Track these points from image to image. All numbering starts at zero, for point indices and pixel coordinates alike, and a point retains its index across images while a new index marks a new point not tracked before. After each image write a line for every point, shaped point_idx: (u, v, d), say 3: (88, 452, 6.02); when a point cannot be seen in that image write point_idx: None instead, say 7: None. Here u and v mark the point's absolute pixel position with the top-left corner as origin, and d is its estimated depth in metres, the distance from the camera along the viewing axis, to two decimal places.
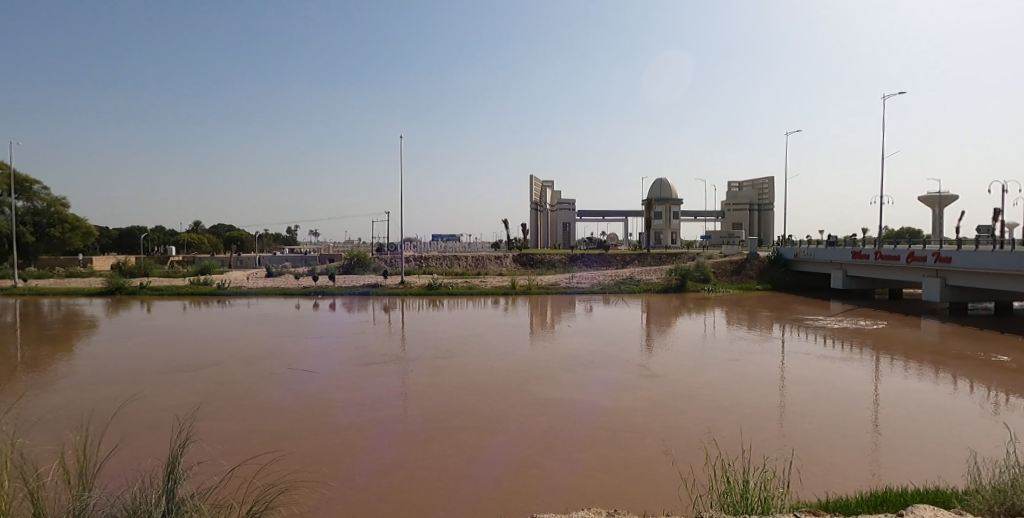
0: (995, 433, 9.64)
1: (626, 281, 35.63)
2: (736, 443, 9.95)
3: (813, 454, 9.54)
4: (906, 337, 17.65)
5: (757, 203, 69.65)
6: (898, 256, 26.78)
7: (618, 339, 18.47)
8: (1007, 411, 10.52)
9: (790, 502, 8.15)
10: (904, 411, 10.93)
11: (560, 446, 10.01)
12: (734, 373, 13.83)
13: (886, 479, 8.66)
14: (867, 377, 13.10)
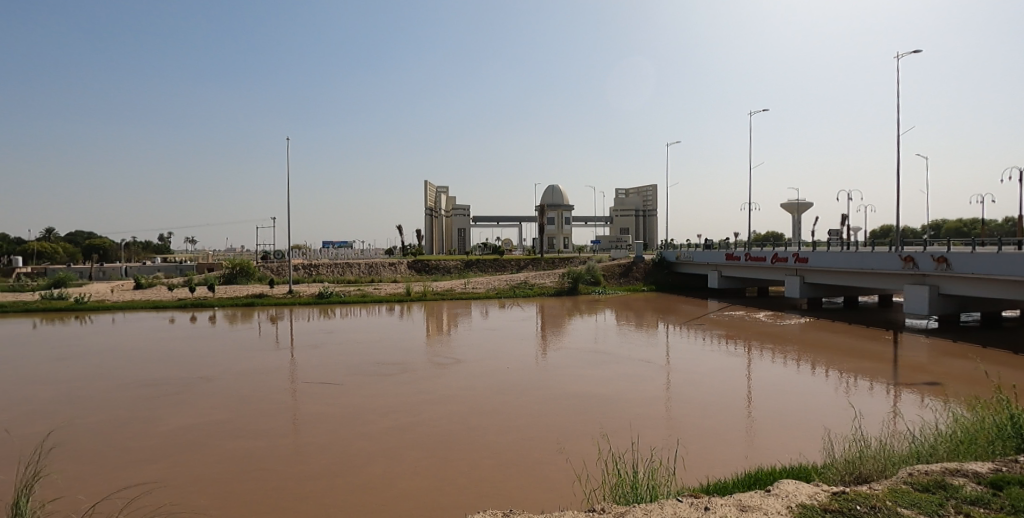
0: (846, 408, 10.88)
1: (520, 285, 36.38)
2: (625, 436, 10.43)
3: (694, 441, 10.19)
4: (771, 330, 19.41)
5: (643, 209, 74.04)
6: (764, 257, 29.42)
7: (510, 343, 18.64)
8: (854, 390, 11.85)
9: (675, 488, 8.69)
10: (772, 396, 11.93)
11: (463, 450, 10.03)
12: (622, 371, 14.48)
13: (757, 459, 9.44)
14: (740, 367, 14.21)
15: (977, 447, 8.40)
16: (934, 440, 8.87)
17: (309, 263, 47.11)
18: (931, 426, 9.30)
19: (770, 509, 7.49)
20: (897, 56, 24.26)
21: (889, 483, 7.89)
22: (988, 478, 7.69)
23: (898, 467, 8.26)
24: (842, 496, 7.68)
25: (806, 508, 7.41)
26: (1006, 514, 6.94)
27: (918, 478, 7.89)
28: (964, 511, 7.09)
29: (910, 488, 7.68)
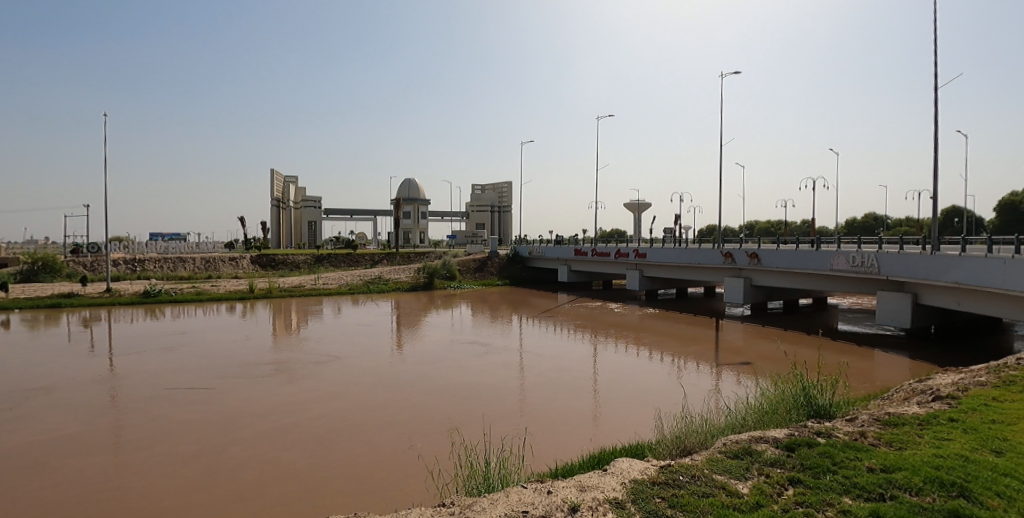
0: (677, 389, 11.99)
1: (374, 280, 35.74)
2: (477, 428, 10.57)
3: (543, 428, 10.62)
4: (614, 320, 20.91)
5: (498, 205, 77.32)
6: (609, 252, 31.87)
7: (364, 341, 18.15)
8: (681, 372, 13.10)
9: (525, 475, 8.96)
10: (613, 382, 12.79)
11: (315, 456, 9.52)
12: (475, 364, 14.68)
13: (600, 441, 10.06)
14: (587, 356, 15.07)
15: (777, 416, 9.66)
16: (744, 413, 10.07)
17: (132, 255, 42.05)
18: (744, 401, 10.54)
19: (606, 486, 7.98)
20: (722, 75, 28.63)
21: (707, 454, 8.78)
22: (784, 442, 8.86)
23: (714, 438, 9.25)
24: (668, 468, 8.41)
25: (637, 483, 8.00)
26: (797, 472, 8.05)
27: (730, 446, 8.88)
28: (765, 473, 8.10)
29: (724, 456, 8.61)
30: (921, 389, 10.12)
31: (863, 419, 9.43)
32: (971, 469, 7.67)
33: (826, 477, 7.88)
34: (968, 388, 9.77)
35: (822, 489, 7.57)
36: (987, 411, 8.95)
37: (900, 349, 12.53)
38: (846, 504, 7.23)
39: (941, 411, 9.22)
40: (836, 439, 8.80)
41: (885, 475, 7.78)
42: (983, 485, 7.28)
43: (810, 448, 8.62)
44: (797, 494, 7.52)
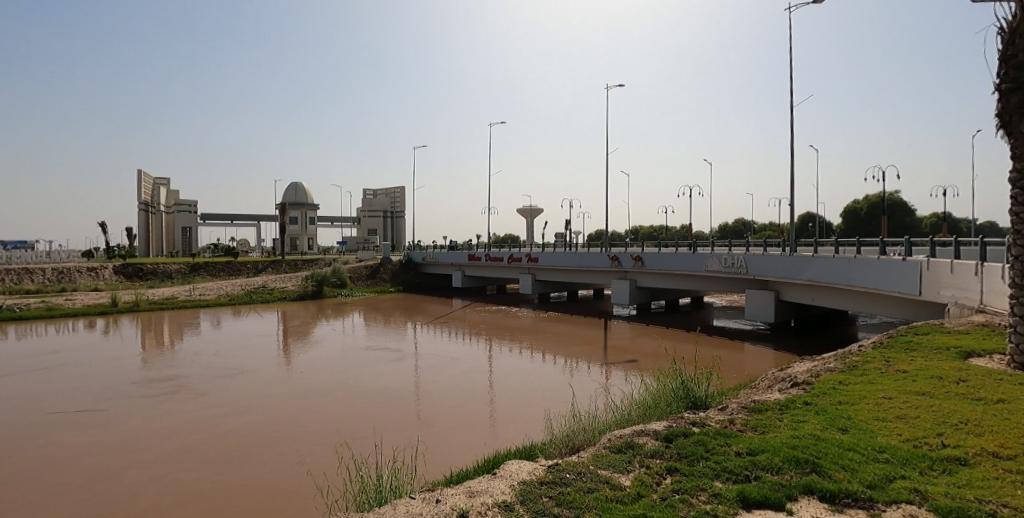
0: (567, 388, 12.45)
1: (258, 289, 34.29)
2: (370, 443, 10.35)
3: (438, 438, 10.60)
4: (510, 324, 21.47)
5: (390, 211, 78.37)
6: (502, 258, 34.13)
7: (249, 358, 17.26)
8: (573, 372, 13.65)
9: (419, 485, 8.87)
10: (508, 386, 13.05)
11: (193, 484, 8.87)
12: (369, 376, 14.43)
13: (495, 445, 10.20)
14: (484, 361, 15.28)
15: (658, 409, 10.28)
16: (630, 409, 10.60)
17: None
18: (630, 397, 11.10)
19: (495, 490, 8.06)
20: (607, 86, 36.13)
21: (593, 450, 9.13)
22: (664, 433, 9.41)
23: (600, 435, 9.65)
24: (555, 467, 8.66)
25: (526, 484, 8.16)
26: (674, 461, 8.57)
27: (614, 442, 9.30)
28: (646, 465, 8.55)
29: (608, 451, 9.00)
30: (782, 377, 11.14)
31: (733, 407, 10.22)
32: (821, 447, 8.56)
33: (699, 464, 8.47)
34: (820, 374, 10.91)
35: (696, 475, 8.13)
36: (835, 393, 10.04)
37: (765, 341, 13.78)
38: (716, 487, 7.81)
39: (798, 396, 10.23)
40: (709, 427, 9.47)
41: (750, 458, 8.50)
42: (831, 460, 8.16)
43: (686, 438, 9.21)
44: (674, 481, 8.01)
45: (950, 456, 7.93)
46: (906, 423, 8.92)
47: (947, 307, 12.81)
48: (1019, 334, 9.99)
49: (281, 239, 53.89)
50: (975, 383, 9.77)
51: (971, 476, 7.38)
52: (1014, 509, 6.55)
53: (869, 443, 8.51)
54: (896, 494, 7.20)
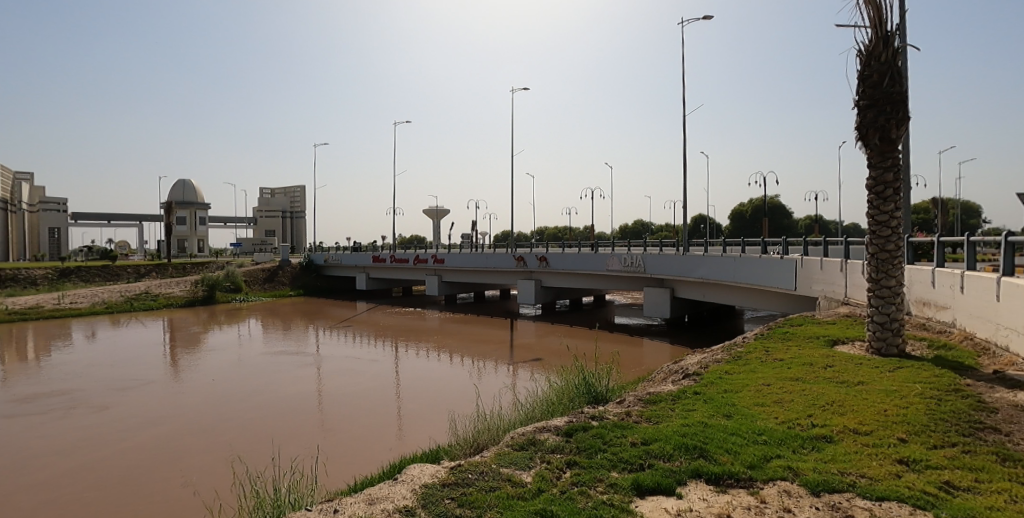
0: (474, 389, 12.56)
1: (140, 295, 31.92)
2: (267, 457, 9.88)
3: (342, 447, 10.31)
4: (418, 327, 21.43)
5: (289, 211, 76.74)
6: (407, 260, 35.44)
7: (135, 370, 16.00)
8: (480, 372, 13.79)
9: (320, 496, 8.56)
10: (415, 390, 12.95)
11: (58, 511, 8.04)
12: (269, 389, 13.81)
13: (401, 450, 10.06)
14: (391, 366, 15.06)
15: (560, 405, 10.59)
16: (533, 408, 10.87)
17: None
18: (533, 396, 11.37)
19: (396, 496, 7.94)
20: (513, 87, 40.87)
21: (496, 449, 9.25)
22: (564, 429, 9.70)
23: (503, 433, 9.81)
24: (458, 468, 8.68)
25: (428, 487, 8.10)
26: (573, 455, 8.85)
27: (516, 440, 9.47)
28: (547, 460, 8.78)
29: (510, 449, 9.15)
30: (675, 369, 11.82)
31: (630, 400, 10.71)
32: (708, 433, 9.18)
33: (597, 456, 8.80)
34: (708, 366, 11.67)
35: (594, 467, 8.45)
36: (721, 382, 10.80)
37: (662, 336, 14.57)
38: (612, 477, 8.15)
39: (688, 386, 10.91)
40: (607, 420, 9.87)
41: (644, 447, 8.95)
42: (716, 444, 8.76)
43: (585, 431, 9.55)
44: (573, 475, 8.27)
45: (819, 435, 8.75)
46: (782, 406, 9.76)
47: (818, 301, 14.19)
48: (875, 324, 11.24)
49: (167, 241, 50.05)
50: (840, 367, 10.87)
51: (836, 451, 8.19)
52: (870, 479, 7.32)
53: (750, 427, 9.24)
54: (773, 473, 7.84)
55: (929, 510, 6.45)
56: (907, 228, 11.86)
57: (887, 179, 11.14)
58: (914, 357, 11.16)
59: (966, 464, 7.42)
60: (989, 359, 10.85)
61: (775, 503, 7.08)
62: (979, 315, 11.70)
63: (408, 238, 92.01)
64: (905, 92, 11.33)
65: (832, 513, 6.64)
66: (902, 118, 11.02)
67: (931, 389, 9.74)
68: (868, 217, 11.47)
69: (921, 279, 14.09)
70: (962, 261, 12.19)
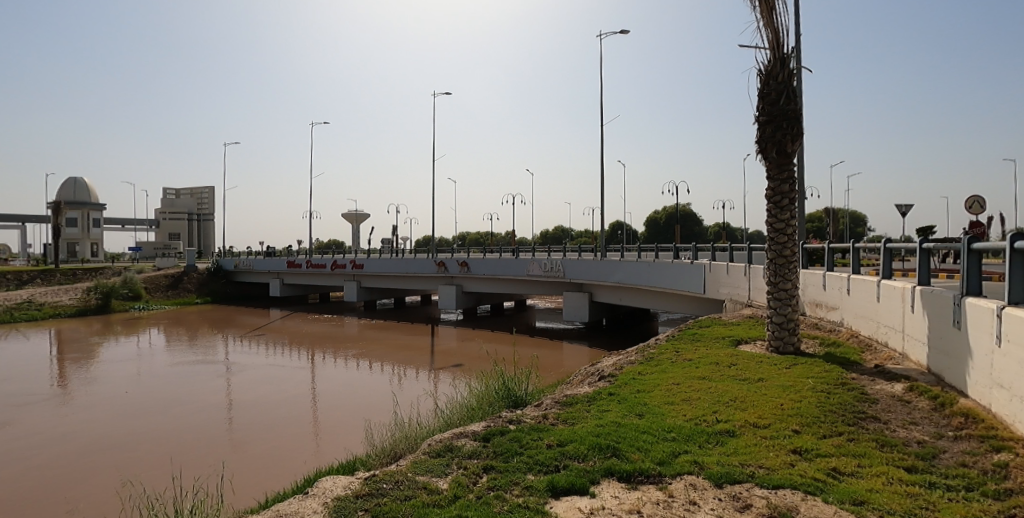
0: (392, 399, 12.43)
1: (23, 304, 29.14)
2: (169, 477, 9.29)
3: (252, 462, 9.88)
4: (336, 338, 20.97)
5: (196, 213, 73.46)
6: (324, 265, 37.12)
7: (16, 387, 14.56)
8: (400, 382, 13.68)
9: (225, 513, 8.14)
10: (332, 404, 12.65)
11: None
12: (173, 405, 13.02)
13: (315, 463, 9.75)
14: (308, 380, 14.62)
15: (479, 410, 10.67)
16: (452, 415, 10.88)
17: None
18: (453, 404, 11.39)
19: (306, 510, 7.69)
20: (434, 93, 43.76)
21: (412, 457, 9.17)
22: (481, 434, 9.77)
23: (421, 441, 9.75)
24: (372, 479, 8.53)
25: (340, 499, 7.90)
26: (489, 459, 8.93)
27: (433, 446, 9.43)
28: (463, 466, 8.79)
29: (427, 456, 9.10)
30: (591, 371, 12.18)
31: (548, 403, 10.94)
32: (621, 432, 9.52)
33: (513, 459, 8.91)
34: (623, 367, 12.12)
35: (510, 471, 8.53)
36: (634, 382, 11.25)
37: (581, 341, 14.96)
38: (528, 480, 8.27)
39: (603, 388, 11.27)
40: (524, 423, 10.02)
41: (560, 448, 9.15)
42: (628, 443, 9.09)
43: (502, 435, 9.66)
44: (489, 479, 8.32)
45: (722, 430, 9.27)
46: (689, 404, 10.28)
47: (724, 303, 15.11)
48: (773, 323, 12.07)
49: (54, 243, 45.85)
50: (742, 365, 11.59)
51: (737, 444, 8.71)
52: (767, 469, 7.81)
53: (660, 425, 9.66)
54: (680, 468, 8.21)
55: (818, 495, 6.95)
56: (801, 236, 12.85)
57: (783, 190, 12.01)
58: (807, 354, 12.08)
59: (850, 451, 8.07)
60: (871, 354, 11.93)
61: (681, 496, 7.39)
62: (863, 314, 12.85)
63: (324, 244, 90.23)
64: (799, 111, 12.28)
65: (732, 503, 6.99)
66: (796, 134, 11.92)
67: (821, 383, 10.59)
68: (767, 225, 12.29)
69: (815, 283, 15.31)
70: (849, 265, 13.35)
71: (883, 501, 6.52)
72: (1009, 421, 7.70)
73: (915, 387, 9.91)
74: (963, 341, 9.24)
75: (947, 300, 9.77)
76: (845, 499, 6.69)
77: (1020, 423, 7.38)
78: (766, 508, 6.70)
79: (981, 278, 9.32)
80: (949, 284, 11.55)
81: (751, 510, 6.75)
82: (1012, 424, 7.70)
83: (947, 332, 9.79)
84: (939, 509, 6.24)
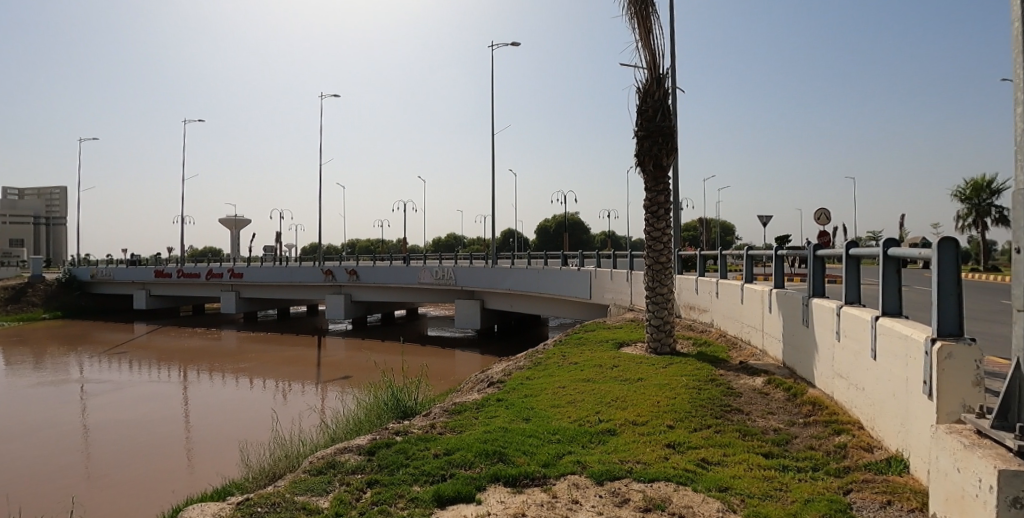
0: (273, 422, 11.82)
1: None
2: None
3: (108, 495, 8.94)
4: (215, 356, 19.63)
5: (45, 216, 66.42)
6: (200, 274, 36.14)
7: None
8: (283, 404, 13.06)
9: None
10: (206, 428, 11.79)
11: None
12: (13, 435, 11.51)
13: (183, 492, 9.02)
14: (180, 404, 13.52)
15: (367, 424, 10.44)
16: (338, 431, 10.57)
17: None
18: (339, 419, 11.07)
19: None
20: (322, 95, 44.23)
21: (291, 477, 8.76)
22: (366, 447, 9.55)
23: (302, 458, 9.37)
24: (246, 503, 8.02)
25: None
26: (374, 473, 8.68)
27: (315, 464, 9.06)
28: (346, 482, 8.47)
29: (307, 475, 8.71)
30: (481, 378, 12.34)
31: (436, 412, 10.93)
32: (507, 437, 9.69)
33: (398, 471, 8.72)
34: (511, 372, 12.39)
35: (394, 483, 8.31)
36: (522, 387, 11.54)
37: (473, 348, 15.56)
38: (413, 492, 8.07)
39: (492, 394, 11.47)
40: (411, 434, 9.93)
41: (446, 457, 9.12)
42: (514, 448, 9.24)
43: (388, 448, 9.49)
44: (373, 494, 8.04)
45: (604, 429, 9.69)
46: (574, 406, 10.70)
47: (609, 307, 15.98)
48: (652, 326, 12.86)
49: None
50: (624, 366, 12.26)
51: (617, 441, 9.10)
52: (644, 464, 8.04)
53: (545, 428, 9.96)
54: (564, 468, 8.38)
55: (689, 485, 7.08)
56: (676, 244, 13.87)
57: (659, 201, 12.87)
58: (682, 354, 13.01)
59: (716, 441, 8.61)
60: (736, 352, 13.08)
61: (564, 495, 7.17)
62: (729, 315, 14.10)
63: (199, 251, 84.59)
64: (673, 128, 13.21)
65: (612, 499, 6.89)
66: (670, 148, 12.84)
67: (693, 380, 11.45)
68: (646, 233, 13.09)
69: (687, 287, 16.62)
70: (717, 270, 14.58)
71: (745, 485, 6.79)
72: (847, 406, 8.71)
73: (772, 380, 10.99)
74: (809, 337, 10.39)
75: (797, 302, 10.94)
76: (712, 486, 6.89)
77: (855, 408, 8.36)
78: (643, 501, 6.64)
79: (824, 281, 10.51)
80: (799, 287, 12.98)
81: (629, 504, 6.67)
82: (849, 408, 8.71)
83: (797, 330, 10.95)
84: (790, 489, 6.55)
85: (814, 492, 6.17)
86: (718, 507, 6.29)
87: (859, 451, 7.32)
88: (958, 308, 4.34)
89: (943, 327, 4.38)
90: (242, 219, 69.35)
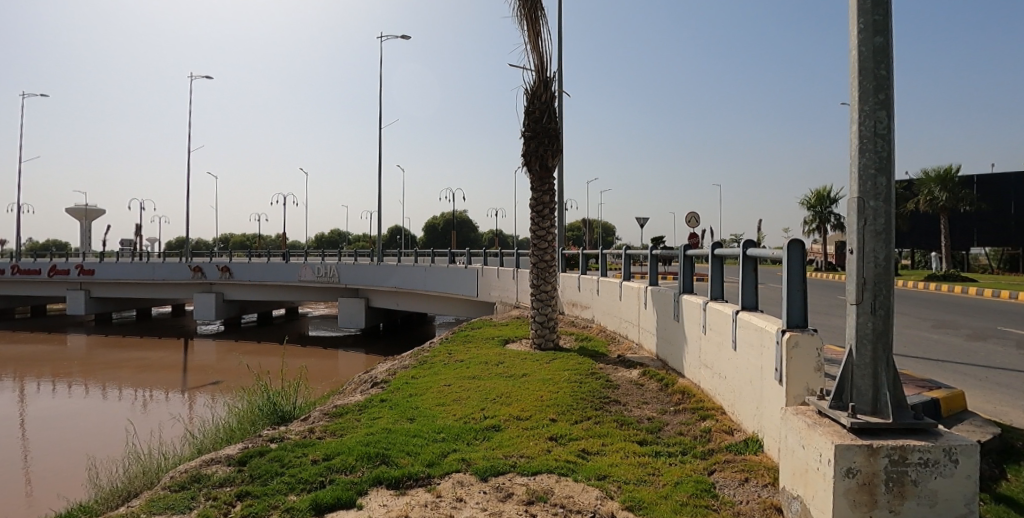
0: (128, 437, 10.76)
1: None
2: None
3: None
4: (61, 363, 17.38)
5: None
6: (41, 270, 32.24)
7: None
8: (141, 416, 11.94)
9: None
10: (45, 446, 10.48)
11: None
12: None
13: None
14: (13, 418, 11.89)
15: (240, 431, 9.83)
16: (206, 442, 9.86)
17: None
18: (208, 428, 10.33)
19: None
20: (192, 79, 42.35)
21: (148, 494, 8.00)
22: (238, 457, 8.94)
23: (162, 473, 8.61)
24: None
25: None
26: (245, 485, 8.06)
27: (176, 478, 8.35)
28: (212, 496, 7.81)
29: (167, 492, 7.97)
30: (364, 379, 12.06)
31: (316, 416, 10.49)
32: (390, 439, 9.50)
33: (272, 481, 8.17)
34: (396, 372, 12.21)
35: (267, 494, 7.71)
36: (406, 387, 11.41)
37: (356, 349, 15.29)
38: (288, 501, 7.49)
39: (375, 394, 11.24)
40: (287, 441, 9.44)
41: (325, 463, 8.72)
42: (398, 449, 9.04)
43: (261, 457, 8.95)
44: (243, 507, 7.39)
45: (489, 426, 9.78)
46: (459, 404, 10.72)
47: (494, 304, 16.28)
48: (537, 323, 13.20)
49: None
50: (509, 363, 12.52)
51: (501, 437, 9.21)
52: (527, 458, 8.14)
53: (429, 427, 9.90)
54: (448, 467, 8.33)
55: (569, 476, 6.95)
56: (560, 242, 14.32)
57: (544, 201, 13.23)
58: (564, 349, 13.47)
59: (595, 432, 8.97)
60: (615, 346, 13.81)
61: (449, 494, 6.55)
62: (608, 311, 14.89)
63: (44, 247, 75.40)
64: (559, 129, 13.64)
65: (496, 494, 6.40)
66: (555, 149, 13.24)
67: (574, 374, 11.92)
68: (530, 232, 13.39)
69: (570, 285, 17.31)
70: (598, 269, 15.26)
71: (622, 472, 6.74)
72: (711, 393, 9.49)
73: (647, 372, 11.71)
74: (679, 331, 11.20)
75: (669, 298, 11.73)
76: (591, 476, 6.74)
77: (718, 394, 9.13)
78: (525, 494, 6.24)
79: (693, 279, 11.34)
80: (671, 284, 13.96)
81: (512, 498, 6.22)
82: (713, 395, 9.50)
83: (669, 324, 11.76)
84: (662, 473, 6.70)
85: (682, 475, 6.40)
86: (597, 495, 6.09)
87: (722, 434, 7.93)
88: (803, 301, 4.85)
89: (792, 319, 4.87)
90: (95, 209, 63.22)
